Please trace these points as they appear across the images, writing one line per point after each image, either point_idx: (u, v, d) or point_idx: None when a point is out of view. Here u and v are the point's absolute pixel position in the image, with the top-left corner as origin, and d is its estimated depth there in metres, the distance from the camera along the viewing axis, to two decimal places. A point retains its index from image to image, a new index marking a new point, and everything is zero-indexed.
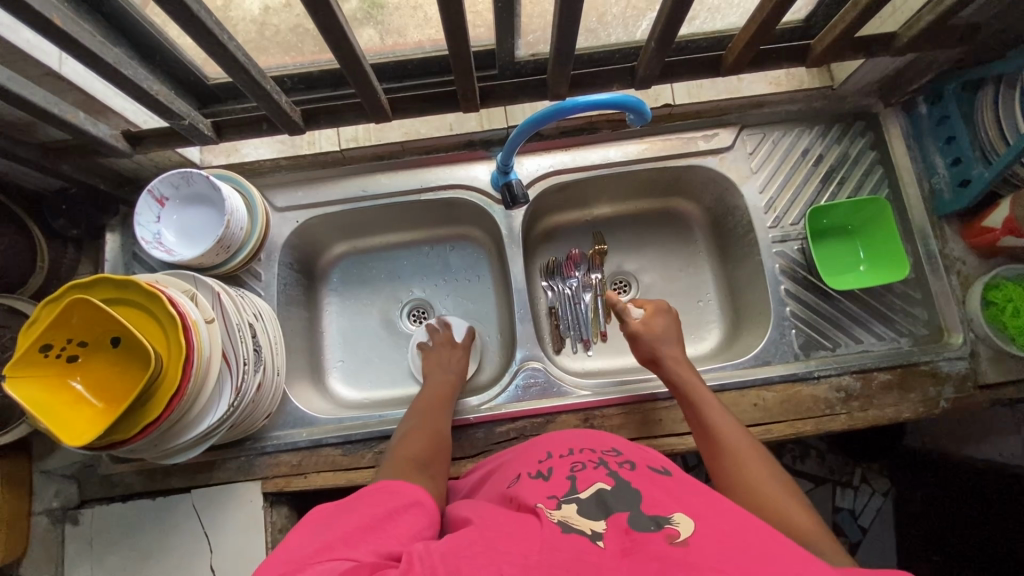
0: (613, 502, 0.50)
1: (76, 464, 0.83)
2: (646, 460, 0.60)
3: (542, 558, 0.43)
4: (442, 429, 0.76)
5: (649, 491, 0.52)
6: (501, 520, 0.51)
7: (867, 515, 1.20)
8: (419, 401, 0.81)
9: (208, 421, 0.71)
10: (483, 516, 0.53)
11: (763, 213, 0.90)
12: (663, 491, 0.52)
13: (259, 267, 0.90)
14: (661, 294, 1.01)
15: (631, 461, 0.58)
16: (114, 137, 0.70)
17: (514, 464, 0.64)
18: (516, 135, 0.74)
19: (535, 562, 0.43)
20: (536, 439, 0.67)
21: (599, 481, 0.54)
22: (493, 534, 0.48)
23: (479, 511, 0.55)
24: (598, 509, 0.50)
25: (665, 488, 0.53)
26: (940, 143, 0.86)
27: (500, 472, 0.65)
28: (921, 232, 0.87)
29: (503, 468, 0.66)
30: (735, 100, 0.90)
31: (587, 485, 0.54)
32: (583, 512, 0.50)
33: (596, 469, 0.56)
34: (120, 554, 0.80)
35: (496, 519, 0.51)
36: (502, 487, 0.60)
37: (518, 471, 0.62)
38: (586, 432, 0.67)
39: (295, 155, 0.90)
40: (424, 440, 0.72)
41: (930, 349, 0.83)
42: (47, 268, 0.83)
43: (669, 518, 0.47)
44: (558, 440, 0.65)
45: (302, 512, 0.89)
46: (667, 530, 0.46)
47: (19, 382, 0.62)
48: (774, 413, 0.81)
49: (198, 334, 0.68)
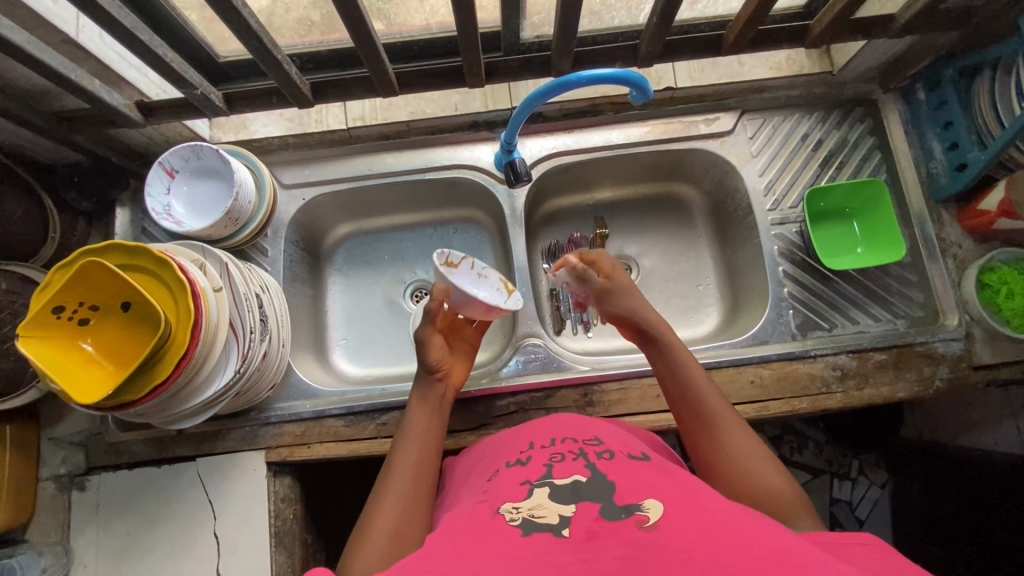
0: (585, 489, 0.52)
1: (84, 432, 0.85)
2: (625, 449, 0.62)
3: (508, 549, 0.46)
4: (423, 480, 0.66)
5: (622, 477, 0.54)
6: (477, 513, 0.53)
7: (864, 507, 1.20)
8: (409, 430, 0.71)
9: (214, 386, 0.72)
10: (459, 514, 0.55)
11: (763, 196, 0.91)
12: (636, 477, 0.54)
13: (266, 242, 0.91)
14: (662, 278, 1.02)
15: (611, 451, 0.60)
16: (127, 106, 0.71)
17: (498, 455, 0.66)
18: (521, 112, 0.76)
19: (505, 553, 0.45)
20: (519, 429, 0.69)
21: (576, 473, 0.55)
22: (463, 530, 0.51)
23: (461, 506, 0.58)
24: (569, 495, 0.52)
25: (639, 474, 0.55)
26: (937, 128, 0.87)
27: (483, 461, 0.67)
28: (919, 215, 0.88)
29: (484, 458, 0.68)
30: (736, 84, 0.92)
31: (565, 475, 0.55)
32: (556, 498, 0.52)
33: (575, 460, 0.57)
34: (125, 520, 0.82)
35: (470, 517, 0.53)
36: (482, 479, 0.62)
37: (499, 464, 0.63)
38: (572, 420, 0.68)
39: (302, 132, 0.93)
40: (390, 539, 0.59)
41: (926, 330, 0.84)
42: (58, 239, 0.84)
43: (640, 505, 0.49)
44: (540, 432, 0.66)
45: (305, 484, 0.90)
46: (637, 516, 0.48)
47: (33, 341, 0.63)
48: (770, 390, 0.83)
49: (205, 300, 0.70)
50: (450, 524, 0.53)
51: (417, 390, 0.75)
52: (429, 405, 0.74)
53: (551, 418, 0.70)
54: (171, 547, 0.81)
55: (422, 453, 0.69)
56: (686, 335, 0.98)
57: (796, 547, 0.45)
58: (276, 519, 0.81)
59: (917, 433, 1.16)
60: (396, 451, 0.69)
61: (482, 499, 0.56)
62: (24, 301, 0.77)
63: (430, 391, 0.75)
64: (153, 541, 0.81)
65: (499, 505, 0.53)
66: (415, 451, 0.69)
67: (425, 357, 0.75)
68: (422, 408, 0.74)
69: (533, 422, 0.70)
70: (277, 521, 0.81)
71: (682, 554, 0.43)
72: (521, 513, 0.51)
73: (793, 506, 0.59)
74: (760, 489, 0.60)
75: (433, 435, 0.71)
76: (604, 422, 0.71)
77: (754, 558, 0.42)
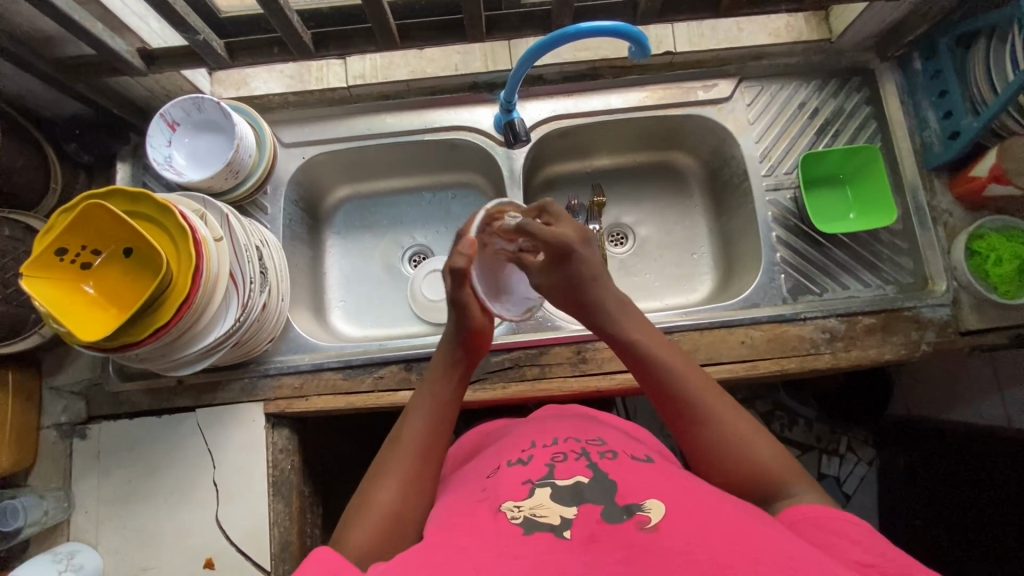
0: (588, 491, 0.52)
1: (84, 381, 0.86)
2: (628, 449, 0.62)
3: (508, 548, 0.47)
4: (431, 463, 0.64)
5: (625, 477, 0.54)
6: (476, 512, 0.53)
7: (851, 482, 1.21)
8: (425, 405, 0.68)
9: (216, 333, 0.74)
10: (457, 510, 0.55)
11: (758, 162, 0.92)
12: (638, 477, 0.55)
13: (265, 200, 0.92)
14: (657, 246, 1.04)
15: (614, 450, 0.60)
16: (130, 53, 0.73)
17: (499, 450, 0.65)
18: (520, 65, 0.77)
19: (505, 552, 0.46)
20: (519, 428, 0.69)
21: (578, 473, 0.55)
22: (462, 526, 0.51)
23: (458, 501, 0.57)
24: (571, 495, 0.52)
25: (641, 474, 0.55)
26: (933, 98, 0.88)
27: (482, 458, 0.67)
28: (911, 184, 0.90)
29: (483, 456, 0.67)
30: (735, 50, 0.92)
31: (567, 475, 0.55)
32: (557, 498, 0.52)
33: (577, 459, 0.57)
34: (126, 468, 0.83)
35: (466, 514, 0.53)
36: (481, 473, 0.62)
37: (500, 461, 0.62)
38: (574, 420, 0.68)
39: (303, 89, 0.93)
40: (387, 520, 0.58)
41: (914, 296, 0.86)
42: (60, 189, 0.85)
43: (642, 505, 0.50)
44: (543, 431, 0.65)
45: (303, 438, 0.91)
46: (638, 516, 0.49)
47: (35, 281, 0.64)
48: (760, 350, 0.84)
49: (207, 248, 0.70)
50: (448, 521, 0.54)
51: (441, 357, 0.72)
52: (449, 377, 0.70)
53: (552, 419, 0.69)
54: (170, 494, 0.82)
55: (434, 430, 0.66)
56: (679, 301, 1.00)
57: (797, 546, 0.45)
58: (274, 469, 0.83)
59: (903, 409, 1.18)
60: (407, 423, 0.66)
61: (481, 498, 0.56)
62: (26, 248, 0.78)
63: (459, 358, 0.72)
64: (153, 488, 0.82)
65: (500, 504, 0.53)
66: (426, 426, 0.66)
67: (464, 318, 0.71)
68: (441, 379, 0.70)
69: (532, 421, 0.71)
70: (274, 470, 0.83)
71: (684, 555, 0.44)
72: (522, 512, 0.51)
73: (796, 490, 0.58)
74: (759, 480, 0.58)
75: (448, 412, 0.68)
76: (599, 422, 0.69)
77: (755, 556, 0.43)
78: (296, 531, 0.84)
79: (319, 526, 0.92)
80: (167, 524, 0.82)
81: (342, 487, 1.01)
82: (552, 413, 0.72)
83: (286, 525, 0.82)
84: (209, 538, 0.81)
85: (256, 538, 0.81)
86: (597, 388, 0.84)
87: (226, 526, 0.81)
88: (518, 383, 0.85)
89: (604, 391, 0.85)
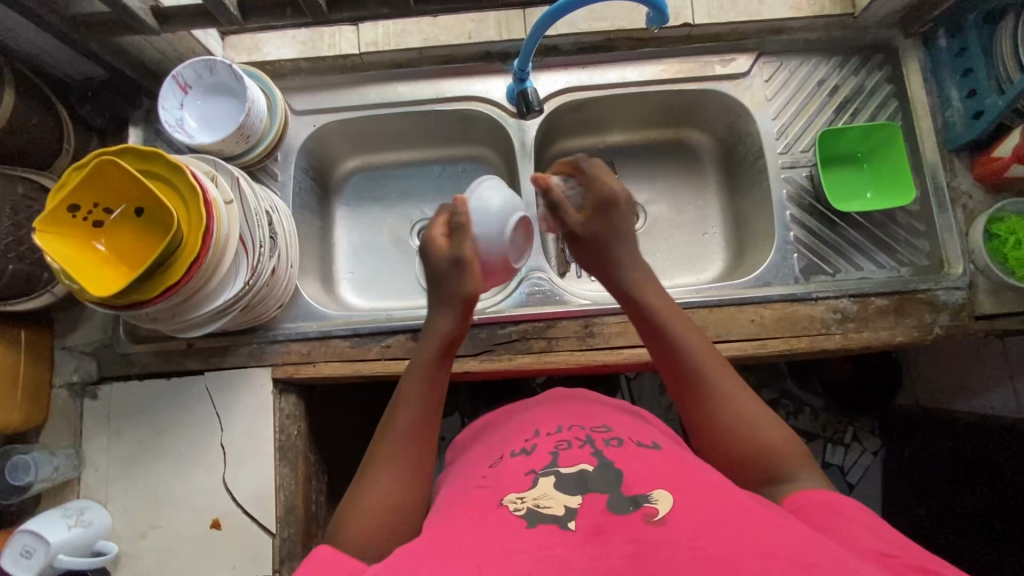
0: (593, 480, 0.52)
1: (96, 343, 0.87)
2: (635, 436, 0.61)
3: (511, 542, 0.45)
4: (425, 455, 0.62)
5: (630, 466, 0.54)
6: (480, 501, 0.53)
7: (856, 472, 1.18)
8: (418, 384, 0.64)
9: (225, 295, 0.73)
10: (459, 499, 0.55)
11: (775, 139, 0.90)
12: (645, 465, 0.54)
13: (276, 166, 0.91)
14: (668, 224, 1.02)
15: (619, 438, 0.59)
16: (144, 11, 0.73)
17: (499, 441, 0.65)
18: (534, 32, 0.76)
19: (507, 545, 0.45)
20: (528, 413, 0.69)
21: (583, 461, 0.55)
22: (466, 516, 0.51)
23: (460, 491, 0.57)
24: (576, 485, 0.51)
25: (647, 462, 0.55)
26: (957, 75, 0.86)
27: (484, 448, 0.66)
28: (932, 165, 0.88)
29: (489, 441, 0.67)
30: (754, 24, 0.90)
31: (571, 462, 0.55)
32: (561, 487, 0.52)
33: (581, 448, 0.57)
34: (135, 429, 0.84)
35: (469, 505, 0.53)
36: (484, 463, 0.61)
37: (503, 449, 0.62)
38: (579, 406, 0.68)
39: (316, 56, 0.92)
40: (385, 511, 0.57)
41: (929, 278, 0.84)
42: (73, 150, 0.85)
43: (648, 496, 0.49)
44: (548, 418, 0.65)
45: (311, 405, 0.92)
46: (645, 508, 0.48)
47: (48, 237, 0.64)
48: (770, 329, 0.83)
49: (218, 210, 0.70)
50: (450, 512, 0.53)
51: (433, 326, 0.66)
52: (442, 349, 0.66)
53: (558, 403, 0.69)
54: (179, 456, 0.83)
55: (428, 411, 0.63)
56: (688, 282, 0.99)
57: (813, 538, 0.44)
58: (282, 433, 0.84)
59: (912, 399, 1.15)
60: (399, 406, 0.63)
61: (482, 486, 0.56)
62: (39, 208, 0.78)
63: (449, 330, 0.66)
64: (162, 450, 0.83)
65: (503, 495, 0.53)
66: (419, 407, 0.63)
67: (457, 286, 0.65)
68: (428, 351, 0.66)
69: (541, 405, 0.70)
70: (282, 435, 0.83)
71: (690, 551, 0.42)
72: (525, 503, 0.50)
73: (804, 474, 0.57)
74: (784, 473, 0.57)
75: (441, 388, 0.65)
76: (608, 403, 0.70)
77: (771, 551, 0.42)
78: (301, 496, 0.85)
79: (323, 494, 0.93)
80: (175, 484, 0.83)
81: (344, 458, 1.02)
82: (560, 398, 0.71)
83: (292, 489, 0.84)
84: (216, 500, 0.82)
85: (263, 501, 0.81)
86: (604, 362, 0.84)
87: (234, 488, 0.82)
88: (524, 355, 0.85)
89: (610, 365, 0.84)
